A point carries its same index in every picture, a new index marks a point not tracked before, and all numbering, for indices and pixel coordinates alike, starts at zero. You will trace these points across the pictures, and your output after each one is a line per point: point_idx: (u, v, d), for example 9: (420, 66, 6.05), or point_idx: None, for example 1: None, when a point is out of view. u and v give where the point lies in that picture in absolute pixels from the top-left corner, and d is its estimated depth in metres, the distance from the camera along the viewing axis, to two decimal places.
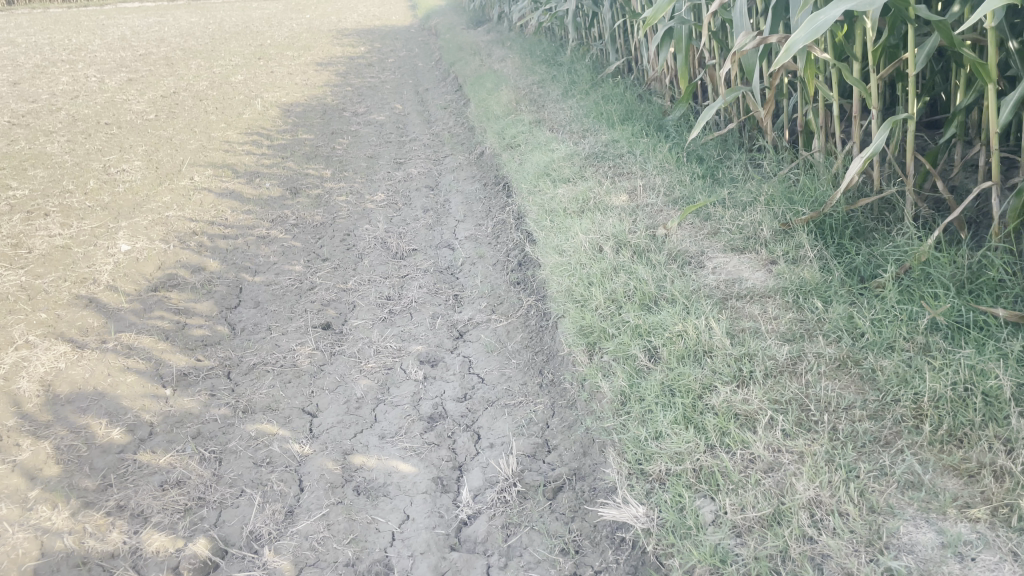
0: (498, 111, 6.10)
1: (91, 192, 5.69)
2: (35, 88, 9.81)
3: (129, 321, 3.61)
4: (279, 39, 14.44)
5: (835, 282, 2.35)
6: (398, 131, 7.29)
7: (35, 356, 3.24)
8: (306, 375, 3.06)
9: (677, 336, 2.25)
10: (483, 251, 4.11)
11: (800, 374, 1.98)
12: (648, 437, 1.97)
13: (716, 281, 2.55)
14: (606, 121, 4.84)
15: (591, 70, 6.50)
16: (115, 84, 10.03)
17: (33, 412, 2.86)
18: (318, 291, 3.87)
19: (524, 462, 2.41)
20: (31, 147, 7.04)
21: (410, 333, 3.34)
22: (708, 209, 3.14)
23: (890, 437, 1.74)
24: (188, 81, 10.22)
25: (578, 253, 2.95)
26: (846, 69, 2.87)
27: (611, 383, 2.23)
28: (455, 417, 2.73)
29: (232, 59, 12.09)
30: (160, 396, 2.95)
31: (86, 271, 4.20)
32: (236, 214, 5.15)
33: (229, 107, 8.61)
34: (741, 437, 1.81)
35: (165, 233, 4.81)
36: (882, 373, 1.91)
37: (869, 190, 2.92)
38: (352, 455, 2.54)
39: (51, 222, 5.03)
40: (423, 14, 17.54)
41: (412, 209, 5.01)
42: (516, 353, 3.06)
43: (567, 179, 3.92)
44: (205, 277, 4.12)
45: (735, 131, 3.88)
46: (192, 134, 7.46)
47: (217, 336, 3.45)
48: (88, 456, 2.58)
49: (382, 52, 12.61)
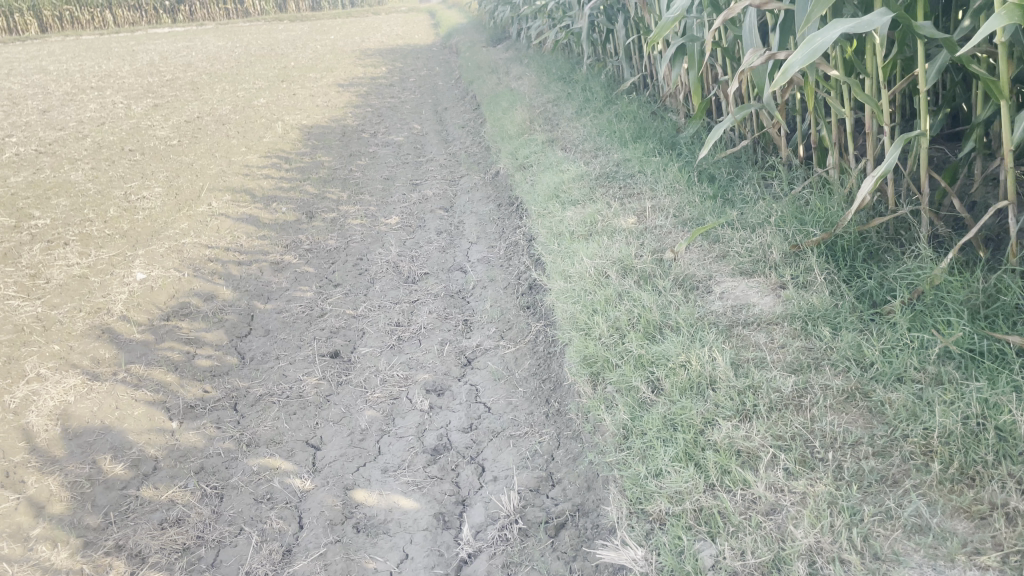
0: (512, 131, 6.08)
1: (111, 220, 5.73)
2: (63, 116, 9.97)
3: (140, 351, 3.61)
4: (303, 61, 14.58)
5: (845, 308, 2.28)
6: (415, 152, 7.29)
7: (46, 390, 3.24)
8: (311, 407, 3.03)
9: (679, 367, 2.19)
10: (494, 274, 4.06)
11: (805, 408, 1.91)
12: (648, 475, 1.90)
13: (723, 307, 2.49)
14: (619, 139, 4.79)
15: (605, 87, 6.47)
16: (141, 110, 10.17)
17: (40, 446, 2.85)
18: (328, 318, 3.85)
19: (527, 497, 2.35)
20: (55, 175, 7.13)
21: (417, 361, 3.30)
22: (717, 231, 3.08)
23: (898, 475, 1.66)
24: (212, 105, 10.33)
25: (583, 279, 2.90)
26: (856, 85, 2.79)
27: (612, 417, 2.16)
28: (459, 449, 2.68)
29: (256, 82, 12.21)
30: (165, 429, 2.93)
31: (101, 301, 4.22)
32: (251, 239, 5.16)
33: (251, 131, 8.68)
34: (742, 477, 1.74)
35: (181, 261, 4.82)
36: (891, 407, 1.83)
37: (884, 209, 2.84)
38: (353, 491, 2.51)
39: (69, 252, 5.07)
40: (445, 33, 17.66)
41: (426, 232, 4.98)
42: (524, 381, 3.00)
43: (576, 202, 3.87)
44: (217, 305, 4.12)
45: (748, 148, 3.81)
46: (213, 159, 7.51)
47: (226, 366, 3.43)
48: (91, 493, 2.57)
49: (404, 72, 12.68)
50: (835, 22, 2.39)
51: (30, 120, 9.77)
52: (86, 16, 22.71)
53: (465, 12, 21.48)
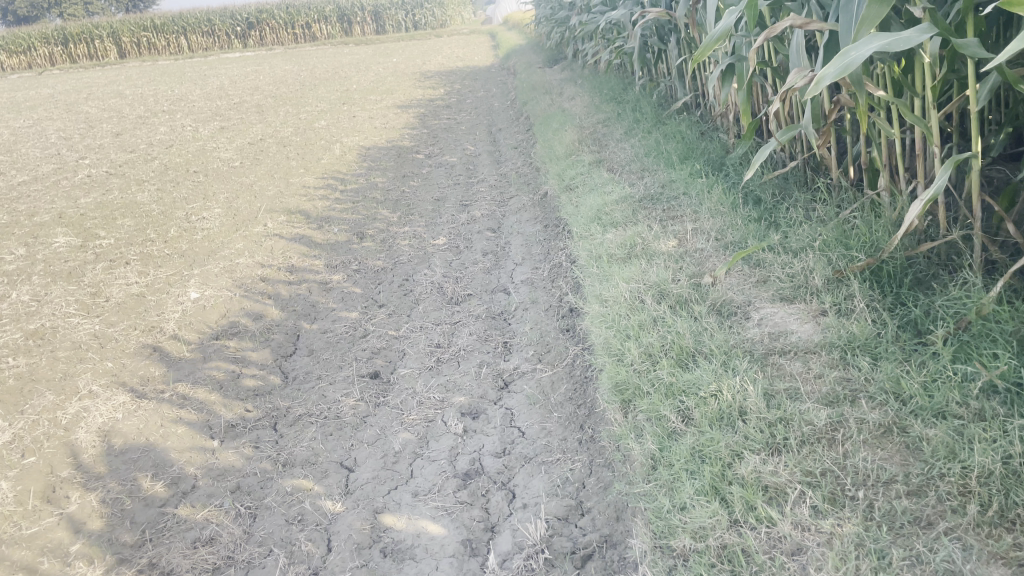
0: (561, 152, 6.07)
1: (171, 240, 5.90)
2: (135, 139, 10.35)
3: (188, 369, 3.68)
4: (365, 84, 14.86)
5: (886, 338, 2.19)
6: (467, 172, 7.33)
7: (95, 407, 3.33)
8: (347, 428, 3.04)
9: (710, 397, 2.13)
10: (536, 295, 4.04)
11: (837, 442, 1.84)
12: (672, 508, 1.85)
13: (760, 334, 2.42)
14: (666, 161, 4.73)
15: (657, 107, 6.41)
16: (207, 133, 10.49)
17: (86, 463, 2.93)
18: (370, 339, 3.87)
19: (555, 526, 2.32)
20: (123, 196, 7.39)
21: (455, 383, 3.28)
22: (758, 255, 3.02)
23: (933, 516, 1.58)
24: (274, 128, 10.59)
25: (617, 303, 2.86)
26: (904, 106, 2.69)
27: (640, 446, 2.12)
28: (491, 474, 2.66)
29: (318, 104, 12.49)
30: (206, 448, 2.99)
31: (155, 319, 4.34)
32: (303, 260, 5.24)
33: (310, 153, 8.86)
34: (767, 514, 1.67)
35: (233, 280, 4.92)
36: (929, 444, 1.75)
37: (935, 233, 2.73)
38: (383, 515, 2.52)
39: (130, 271, 5.23)
40: (504, 53, 17.81)
41: (472, 253, 4.99)
42: (560, 405, 2.97)
43: (617, 224, 3.83)
44: (265, 325, 4.19)
45: (797, 170, 3.71)
46: (272, 180, 7.68)
47: (269, 386, 3.47)
48: (131, 509, 2.64)
49: (462, 94, 12.80)
50: (869, 36, 2.32)
51: (103, 143, 10.15)
52: (161, 41, 23.92)
53: (525, 33, 21.66)
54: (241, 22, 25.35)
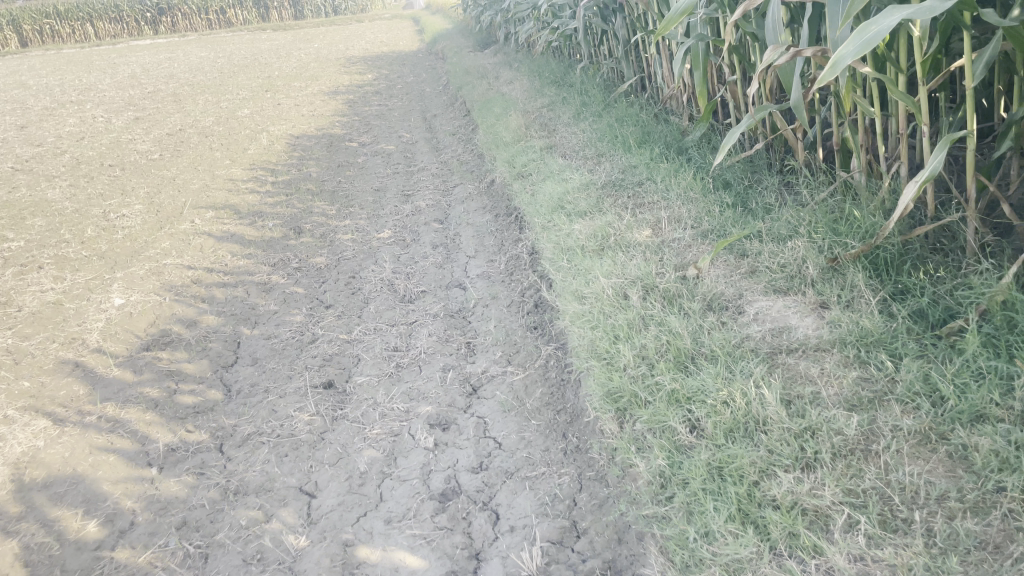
0: (507, 138, 5.82)
1: (88, 241, 5.42)
2: (41, 131, 9.64)
3: (117, 387, 3.31)
4: (288, 70, 14.29)
5: (902, 332, 2.03)
6: (406, 160, 7.02)
7: (12, 434, 2.95)
8: (305, 447, 2.76)
9: (722, 405, 1.93)
10: (496, 290, 3.80)
11: (875, 454, 1.67)
12: (697, 535, 1.65)
13: (761, 332, 2.24)
14: (622, 145, 4.54)
15: (603, 91, 6.22)
16: (121, 124, 9.84)
17: (4, 501, 2.58)
18: (320, 344, 3.56)
19: (550, 552, 2.10)
20: (31, 194, 6.80)
21: (419, 391, 3.02)
22: (741, 245, 2.84)
23: (999, 539, 1.42)
24: (194, 117, 10.01)
25: (599, 301, 2.65)
26: (891, 83, 2.53)
27: (647, 462, 1.91)
28: (470, 493, 2.42)
29: (239, 92, 11.88)
30: (144, 477, 2.66)
31: (76, 330, 3.93)
32: (236, 259, 4.87)
33: (235, 143, 8.37)
34: (814, 542, 1.49)
35: (161, 284, 4.52)
36: (977, 452, 1.59)
37: (922, 217, 2.58)
38: (354, 548, 2.26)
39: (43, 276, 4.76)
40: (431, 37, 17.39)
41: (420, 246, 4.70)
42: (537, 412, 2.75)
43: (583, 213, 3.62)
44: (201, 332, 3.83)
45: (766, 152, 3.56)
46: (195, 173, 7.20)
47: (211, 402, 3.14)
48: (60, 555, 2.32)
49: (391, 79, 12.40)
50: (891, 7, 2.14)
51: (6, 137, 9.42)
52: (66, 29, 22.56)
53: (451, 17, 21.26)
54: (151, 8, 24.21)
